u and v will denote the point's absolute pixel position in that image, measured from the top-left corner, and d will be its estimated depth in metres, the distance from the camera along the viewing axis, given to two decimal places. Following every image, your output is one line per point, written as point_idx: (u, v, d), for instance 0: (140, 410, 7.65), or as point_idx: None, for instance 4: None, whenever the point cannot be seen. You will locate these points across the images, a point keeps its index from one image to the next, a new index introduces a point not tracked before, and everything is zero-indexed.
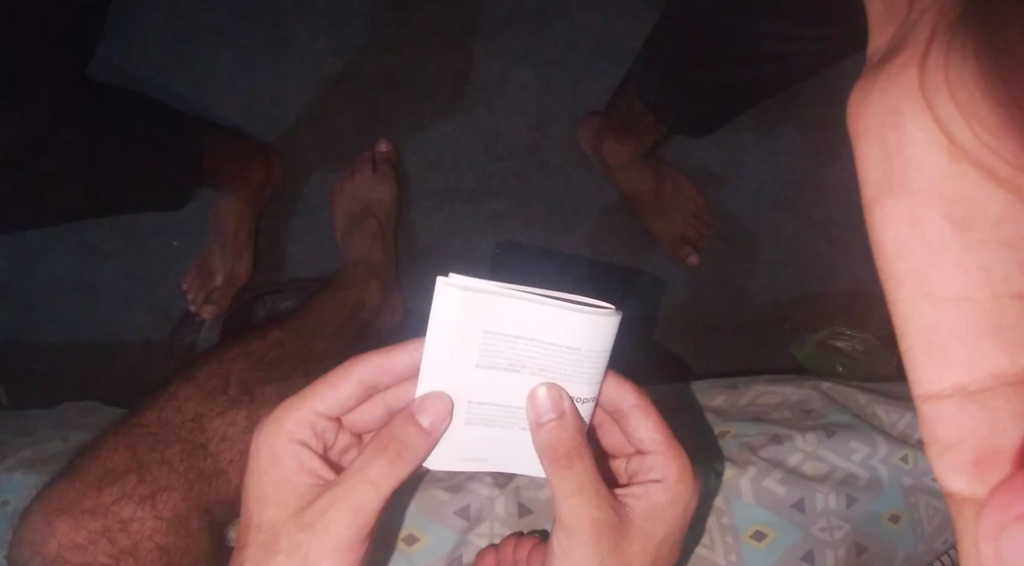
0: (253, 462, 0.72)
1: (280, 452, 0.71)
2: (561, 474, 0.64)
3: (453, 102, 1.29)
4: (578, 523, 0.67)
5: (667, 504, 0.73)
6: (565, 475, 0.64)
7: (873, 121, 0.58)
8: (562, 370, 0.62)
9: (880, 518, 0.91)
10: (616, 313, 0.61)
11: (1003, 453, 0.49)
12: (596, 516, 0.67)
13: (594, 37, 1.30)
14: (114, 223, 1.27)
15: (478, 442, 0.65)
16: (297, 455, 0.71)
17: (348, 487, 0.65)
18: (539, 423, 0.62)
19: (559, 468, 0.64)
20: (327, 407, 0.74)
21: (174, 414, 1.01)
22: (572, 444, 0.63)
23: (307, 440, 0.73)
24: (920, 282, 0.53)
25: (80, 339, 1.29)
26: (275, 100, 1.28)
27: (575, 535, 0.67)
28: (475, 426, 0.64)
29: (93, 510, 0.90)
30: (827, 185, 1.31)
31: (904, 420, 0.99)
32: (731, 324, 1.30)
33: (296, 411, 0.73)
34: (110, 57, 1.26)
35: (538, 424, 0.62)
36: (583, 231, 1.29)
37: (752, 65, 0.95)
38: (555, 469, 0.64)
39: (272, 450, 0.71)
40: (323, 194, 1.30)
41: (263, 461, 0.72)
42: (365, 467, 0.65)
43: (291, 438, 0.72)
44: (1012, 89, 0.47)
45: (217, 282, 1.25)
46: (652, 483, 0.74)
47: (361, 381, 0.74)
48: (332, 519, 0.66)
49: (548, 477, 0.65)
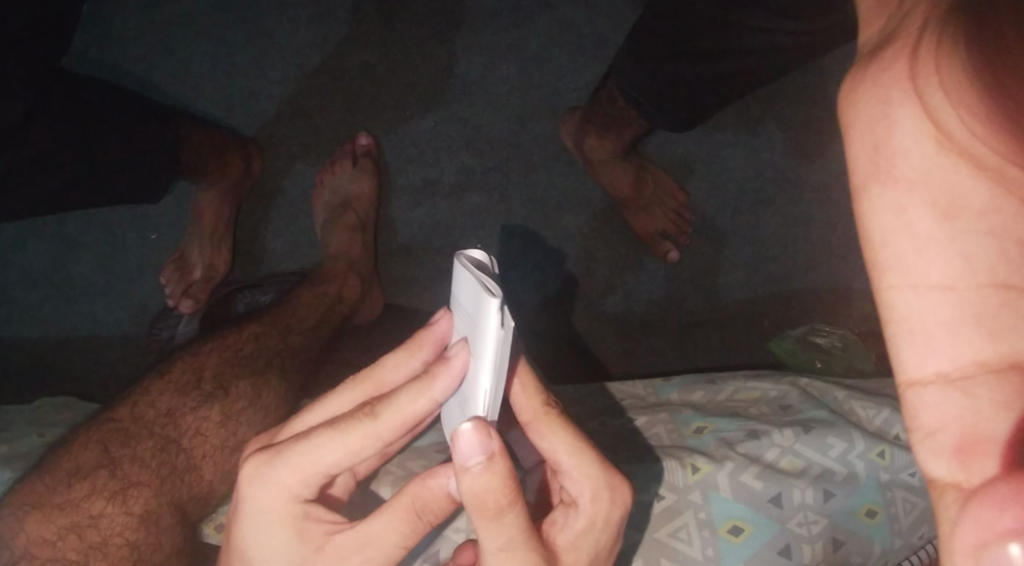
0: (244, 513, 0.62)
1: (280, 523, 0.62)
2: (498, 527, 0.59)
3: (435, 97, 1.29)
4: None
5: (587, 530, 0.67)
6: (504, 529, 0.59)
7: (862, 110, 0.57)
8: None
9: (857, 513, 0.91)
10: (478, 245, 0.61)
11: (991, 441, 0.47)
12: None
13: (577, 31, 1.30)
14: (90, 217, 1.26)
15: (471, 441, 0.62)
16: (297, 513, 0.62)
17: (368, 540, 0.61)
18: (466, 465, 0.56)
19: (489, 519, 0.59)
20: (337, 466, 0.59)
21: (148, 408, 1.00)
22: (502, 493, 0.57)
23: (308, 495, 0.61)
24: (905, 270, 0.54)
25: (54, 333, 1.27)
26: (257, 92, 1.27)
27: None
28: None
29: (63, 506, 0.88)
30: (808, 182, 1.31)
31: (882, 415, 1.00)
32: (712, 320, 1.30)
33: (301, 470, 0.60)
34: (88, 48, 1.24)
35: (460, 468, 0.56)
36: (563, 226, 1.29)
37: (738, 60, 0.94)
38: (485, 521, 0.59)
39: (270, 507, 0.61)
40: (302, 188, 1.29)
41: (267, 525, 0.62)
42: (385, 520, 0.62)
43: (291, 496, 0.61)
44: None
45: (195, 276, 1.24)
46: (568, 508, 0.68)
47: (383, 439, 0.58)
48: None
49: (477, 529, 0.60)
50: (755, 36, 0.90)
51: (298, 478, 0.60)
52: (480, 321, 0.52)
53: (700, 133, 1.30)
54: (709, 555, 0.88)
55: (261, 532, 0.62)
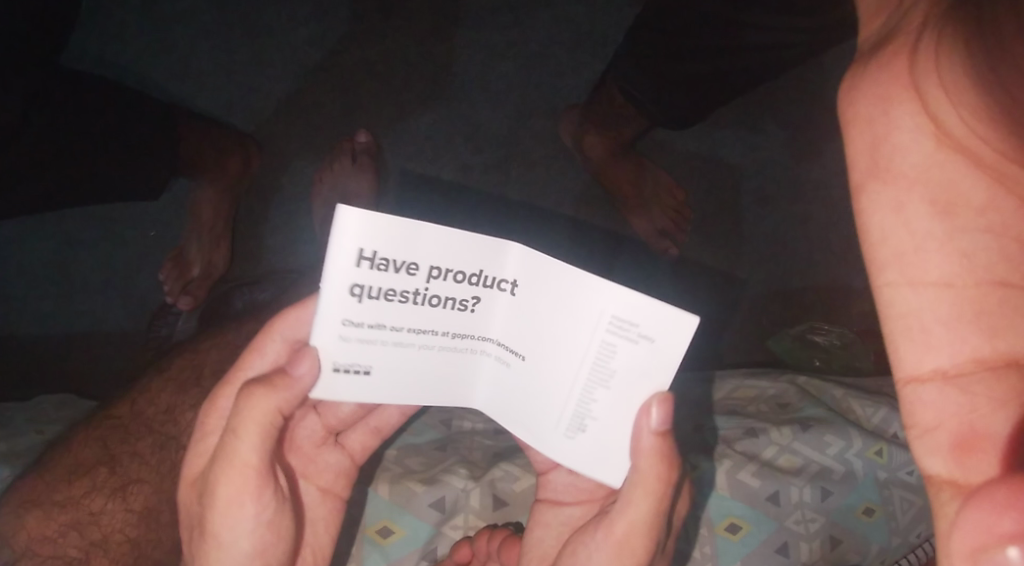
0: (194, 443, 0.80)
1: (212, 431, 0.78)
2: (652, 492, 0.68)
3: (434, 94, 1.28)
4: (633, 539, 0.70)
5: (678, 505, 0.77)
6: (656, 492, 0.68)
7: (862, 109, 0.58)
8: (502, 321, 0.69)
9: (855, 511, 0.92)
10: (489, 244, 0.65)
11: (992, 438, 0.48)
12: (644, 533, 0.70)
13: (576, 28, 1.30)
14: (88, 214, 1.26)
15: (589, 440, 0.69)
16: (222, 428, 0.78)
17: (235, 425, 0.69)
18: (651, 431, 0.66)
19: (654, 484, 0.68)
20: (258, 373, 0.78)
21: (147, 405, 1.01)
22: (667, 453, 0.68)
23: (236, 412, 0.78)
24: (903, 267, 0.54)
25: (52, 331, 1.27)
26: (256, 89, 1.27)
27: (632, 548, 0.70)
28: (585, 426, 0.68)
29: (64, 503, 0.91)
30: (807, 179, 1.31)
31: (879, 414, 1.00)
32: (711, 318, 1.30)
33: (230, 387, 0.79)
34: (87, 45, 1.24)
35: (647, 430, 0.66)
36: (560, 223, 1.29)
37: (740, 57, 0.94)
38: (650, 481, 0.68)
39: (207, 426, 0.79)
40: (301, 185, 1.29)
41: (202, 442, 0.78)
42: (243, 403, 0.69)
43: (222, 412, 0.78)
44: (1006, 78, 0.49)
45: (193, 275, 1.25)
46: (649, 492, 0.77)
47: (284, 337, 0.77)
48: (223, 459, 0.70)
49: (633, 491, 0.68)
50: (756, 34, 0.90)
51: (231, 395, 0.78)
52: (382, 274, 0.64)
53: (698, 132, 1.31)
54: (706, 552, 0.90)
55: (199, 443, 0.79)
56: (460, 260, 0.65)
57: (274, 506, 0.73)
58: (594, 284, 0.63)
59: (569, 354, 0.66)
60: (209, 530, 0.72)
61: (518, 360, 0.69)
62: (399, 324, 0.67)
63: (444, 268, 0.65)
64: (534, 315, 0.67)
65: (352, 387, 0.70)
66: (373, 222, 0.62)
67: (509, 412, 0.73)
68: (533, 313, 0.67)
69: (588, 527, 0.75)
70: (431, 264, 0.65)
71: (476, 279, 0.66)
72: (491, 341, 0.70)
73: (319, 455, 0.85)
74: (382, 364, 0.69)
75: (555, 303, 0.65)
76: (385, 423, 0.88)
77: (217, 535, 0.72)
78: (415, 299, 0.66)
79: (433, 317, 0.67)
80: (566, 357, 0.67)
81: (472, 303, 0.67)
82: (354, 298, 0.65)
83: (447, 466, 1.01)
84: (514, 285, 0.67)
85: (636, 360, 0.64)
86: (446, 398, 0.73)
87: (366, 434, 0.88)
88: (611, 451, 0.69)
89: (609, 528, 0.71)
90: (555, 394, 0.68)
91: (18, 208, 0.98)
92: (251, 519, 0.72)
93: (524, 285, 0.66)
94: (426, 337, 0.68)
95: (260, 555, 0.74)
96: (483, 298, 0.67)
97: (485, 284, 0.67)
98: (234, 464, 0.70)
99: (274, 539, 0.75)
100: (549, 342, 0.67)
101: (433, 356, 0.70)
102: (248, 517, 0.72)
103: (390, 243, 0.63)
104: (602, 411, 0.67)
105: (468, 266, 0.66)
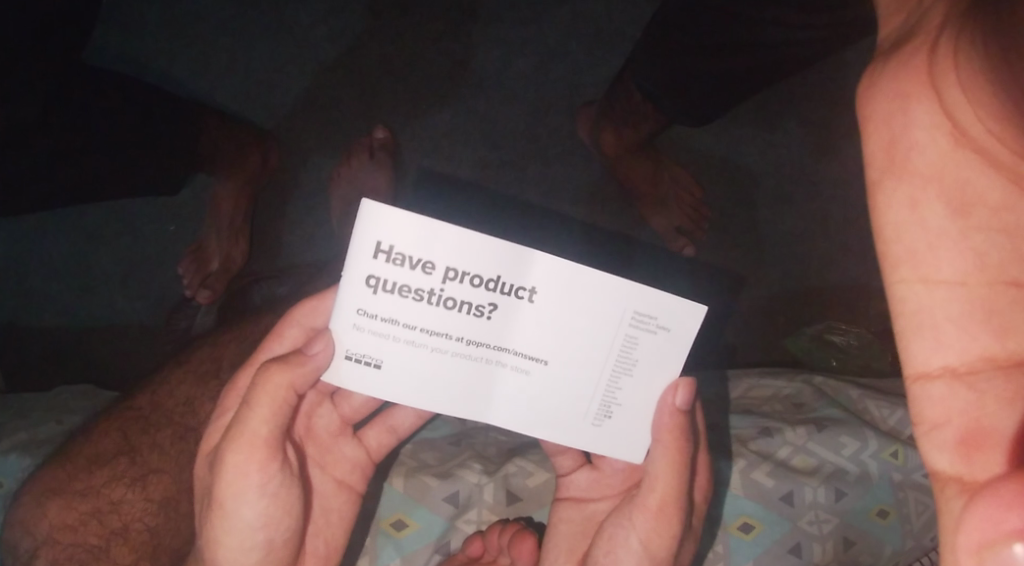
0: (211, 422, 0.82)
1: (230, 409, 0.81)
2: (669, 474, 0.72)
3: (451, 91, 1.29)
4: (668, 505, 0.73)
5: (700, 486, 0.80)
6: (671, 475, 0.72)
7: (881, 106, 0.57)
8: (522, 332, 0.67)
9: (870, 513, 0.92)
10: (508, 253, 0.65)
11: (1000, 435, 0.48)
12: (675, 496, 0.73)
13: (595, 25, 1.29)
14: (107, 208, 1.27)
15: (610, 427, 0.71)
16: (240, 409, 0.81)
17: (248, 402, 0.71)
18: (677, 407, 0.70)
19: (672, 466, 0.72)
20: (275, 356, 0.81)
21: (167, 397, 1.03)
22: (677, 438, 0.71)
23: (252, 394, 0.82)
24: (917, 265, 0.54)
25: (75, 322, 1.29)
26: (275, 86, 1.28)
27: (667, 515, 0.73)
28: (604, 415, 0.71)
29: (84, 492, 0.94)
30: (827, 178, 1.29)
31: (896, 415, 0.99)
32: (727, 317, 1.30)
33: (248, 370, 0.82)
34: (109, 43, 1.25)
35: (666, 408, 0.70)
36: (575, 223, 1.29)
37: (758, 54, 0.93)
38: (668, 462, 0.72)
39: (224, 408, 0.82)
40: (321, 180, 1.30)
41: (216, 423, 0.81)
42: (258, 383, 0.71)
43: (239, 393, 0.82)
44: None
45: (213, 268, 1.27)
46: None
47: (301, 323, 0.80)
48: (232, 435, 0.71)
49: (650, 472, 0.73)
50: (776, 31, 0.89)
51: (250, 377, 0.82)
52: (401, 268, 0.65)
53: (718, 129, 1.30)
54: (718, 552, 0.91)
55: (216, 421, 0.81)
56: (478, 263, 0.65)
57: (281, 481, 0.74)
58: (616, 282, 0.66)
59: (593, 350, 0.68)
60: (216, 499, 0.73)
61: (540, 366, 0.68)
62: (412, 322, 0.67)
63: (461, 270, 0.65)
64: (555, 319, 0.67)
65: (361, 379, 0.70)
66: (392, 216, 0.64)
67: (523, 420, 0.71)
68: (554, 317, 0.67)
69: (622, 513, 0.78)
70: (448, 265, 0.65)
71: (494, 285, 0.66)
72: (510, 352, 0.68)
73: (337, 447, 0.87)
74: (393, 361, 0.69)
75: (577, 304, 0.67)
76: (400, 421, 0.90)
77: (222, 506, 0.73)
78: (430, 299, 0.66)
79: (448, 321, 0.67)
80: (589, 353, 0.68)
81: (489, 309, 0.66)
82: (369, 288, 0.66)
83: (461, 460, 1.02)
84: (533, 293, 0.66)
85: (658, 351, 0.69)
86: (457, 408, 0.70)
87: (383, 437, 0.90)
88: (634, 432, 0.72)
89: (643, 503, 0.74)
90: (579, 387, 0.70)
91: (25, 203, 0.98)
92: (258, 491, 0.73)
93: (544, 293, 0.66)
94: (440, 340, 0.67)
95: (265, 529, 0.75)
96: (501, 306, 0.66)
97: (503, 291, 0.66)
98: (245, 435, 0.71)
99: (280, 515, 0.76)
100: (569, 339, 0.68)
101: (446, 362, 0.68)
102: (255, 488, 0.72)
103: (406, 238, 0.65)
104: (629, 396, 0.70)
105: (485, 270, 0.65)
